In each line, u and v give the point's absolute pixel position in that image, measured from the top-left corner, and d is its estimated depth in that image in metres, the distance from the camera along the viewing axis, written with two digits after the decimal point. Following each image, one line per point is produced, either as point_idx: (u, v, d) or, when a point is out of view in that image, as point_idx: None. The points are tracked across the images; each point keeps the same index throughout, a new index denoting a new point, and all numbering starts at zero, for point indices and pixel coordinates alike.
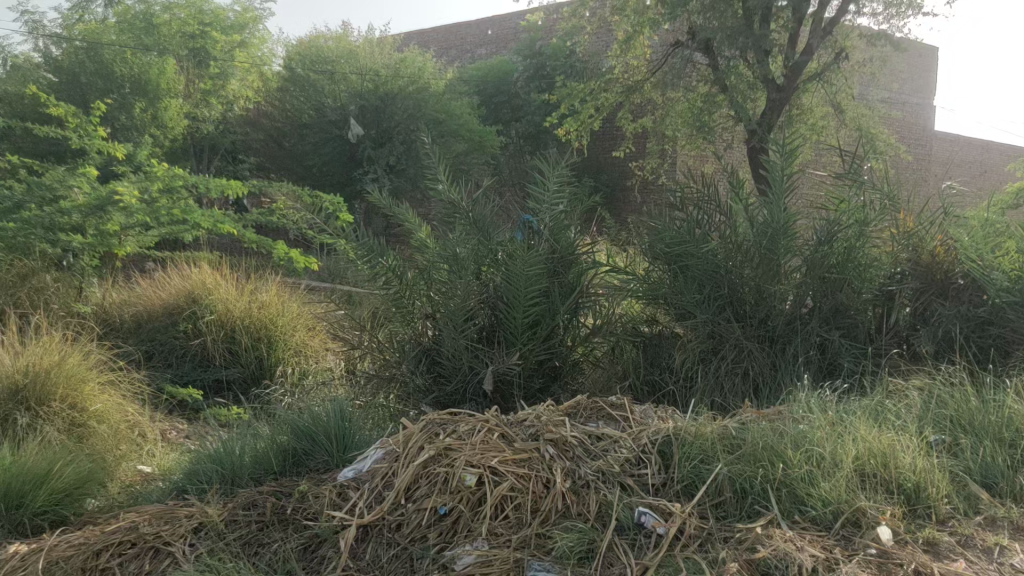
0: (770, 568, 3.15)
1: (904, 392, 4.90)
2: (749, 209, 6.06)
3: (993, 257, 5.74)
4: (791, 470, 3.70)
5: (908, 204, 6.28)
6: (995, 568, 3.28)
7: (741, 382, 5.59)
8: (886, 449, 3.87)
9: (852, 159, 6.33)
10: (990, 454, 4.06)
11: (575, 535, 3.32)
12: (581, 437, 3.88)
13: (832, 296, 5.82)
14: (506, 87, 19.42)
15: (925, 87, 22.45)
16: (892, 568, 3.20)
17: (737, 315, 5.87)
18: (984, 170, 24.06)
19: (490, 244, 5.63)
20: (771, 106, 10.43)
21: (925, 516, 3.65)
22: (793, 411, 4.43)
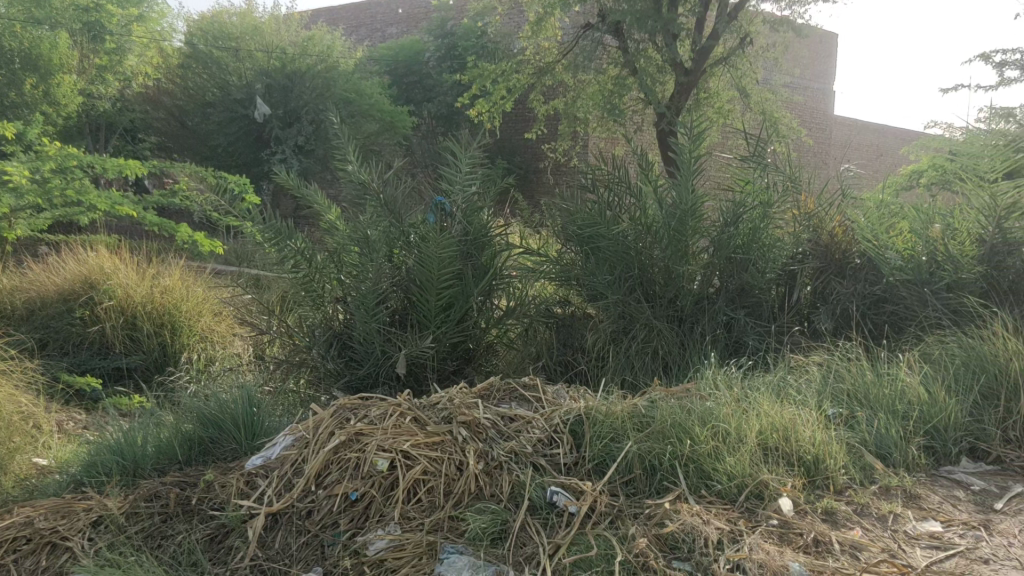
0: (677, 542, 3.25)
1: (805, 368, 5.08)
2: (659, 191, 6.12)
3: (887, 237, 5.98)
4: (698, 446, 3.80)
5: (808, 186, 6.44)
6: (889, 535, 3.45)
7: (651, 360, 5.75)
8: (787, 424, 4.00)
9: (756, 141, 6.46)
10: (883, 426, 4.25)
11: (488, 516, 3.33)
12: (495, 419, 3.88)
13: (737, 276, 6.00)
14: (418, 68, 19.18)
15: (825, 73, 23.21)
16: (793, 539, 3.34)
17: (647, 295, 6.01)
18: (879, 154, 25.06)
19: (401, 226, 5.57)
20: (681, 89, 10.59)
21: (824, 487, 3.81)
22: (700, 389, 4.54)
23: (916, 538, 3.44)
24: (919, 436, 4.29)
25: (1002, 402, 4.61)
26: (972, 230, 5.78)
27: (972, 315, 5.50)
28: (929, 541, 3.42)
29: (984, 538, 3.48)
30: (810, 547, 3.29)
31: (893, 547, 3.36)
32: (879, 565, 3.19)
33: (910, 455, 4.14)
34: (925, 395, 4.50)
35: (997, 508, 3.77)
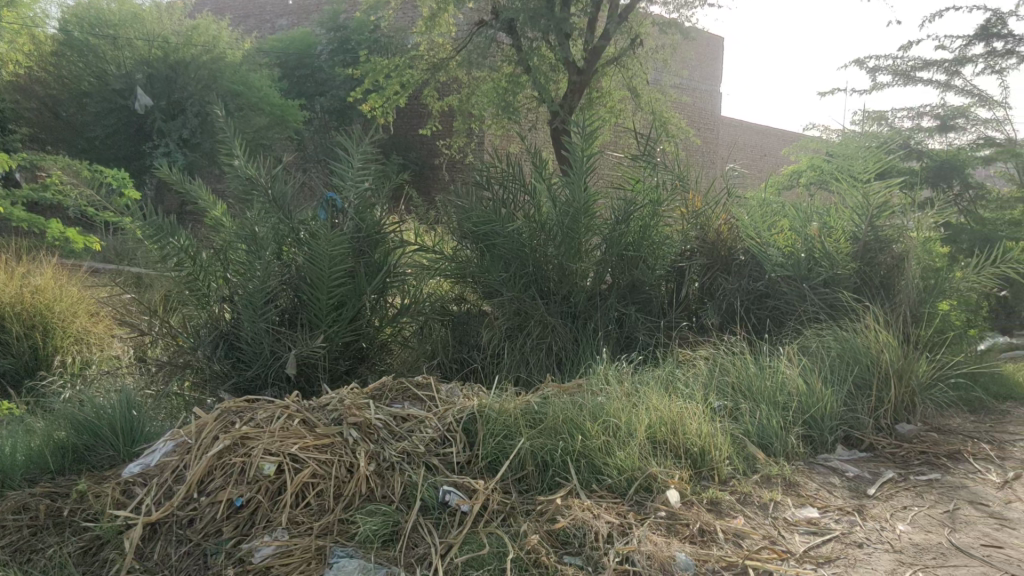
0: (568, 537, 3.29)
1: (692, 362, 5.22)
2: (552, 189, 6.17)
3: (769, 235, 6.22)
4: (589, 441, 3.87)
5: (696, 184, 6.58)
6: (770, 522, 3.59)
7: (545, 357, 5.84)
8: (675, 417, 4.10)
9: (647, 140, 6.58)
10: (764, 417, 4.42)
11: (379, 519, 3.29)
12: (386, 419, 3.82)
13: (628, 273, 6.14)
14: (309, 61, 18.78)
15: (712, 75, 23.94)
16: (679, 529, 3.44)
17: (542, 292, 6.08)
18: (763, 154, 26.04)
19: (291, 223, 5.43)
20: (573, 88, 10.70)
21: (709, 478, 3.94)
22: (591, 384, 4.61)
23: (795, 525, 3.59)
24: (798, 426, 4.48)
25: (873, 391, 4.86)
26: (847, 228, 6.05)
27: (847, 309, 5.76)
28: (807, 527, 3.57)
29: (858, 522, 3.66)
30: (695, 536, 3.39)
31: (773, 533, 3.49)
32: (760, 552, 3.32)
33: (789, 444, 4.32)
34: (804, 386, 4.68)
35: (869, 493, 3.97)
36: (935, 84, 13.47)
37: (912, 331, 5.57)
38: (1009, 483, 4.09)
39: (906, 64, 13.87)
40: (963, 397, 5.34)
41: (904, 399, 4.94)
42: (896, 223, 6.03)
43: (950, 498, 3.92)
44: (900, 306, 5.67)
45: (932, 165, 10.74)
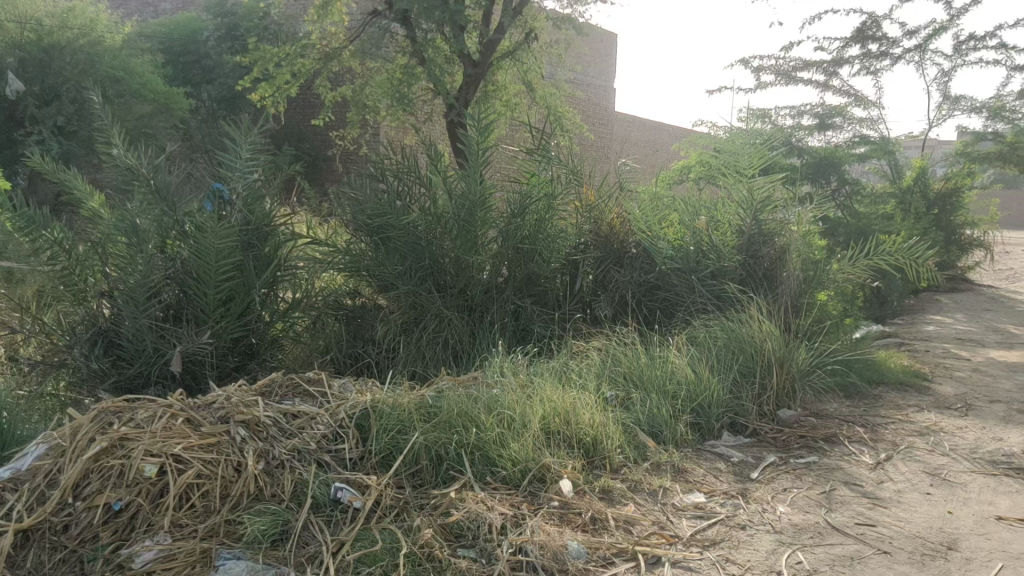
0: (462, 530, 3.30)
1: (586, 352, 5.31)
2: (448, 181, 6.13)
3: (659, 228, 6.37)
4: (484, 433, 3.87)
5: (590, 178, 6.70)
6: (659, 508, 3.68)
7: (441, 350, 5.85)
8: (568, 408, 4.16)
9: (541, 134, 6.62)
10: (654, 405, 4.53)
11: (268, 518, 3.22)
12: (276, 416, 3.72)
13: (524, 266, 6.20)
14: (196, 47, 18.05)
15: (606, 71, 24.34)
16: (572, 518, 3.49)
17: (438, 285, 6.05)
18: (655, 149, 26.67)
19: (175, 214, 5.22)
20: (468, 81, 10.66)
21: (601, 466, 4.02)
22: (486, 377, 4.62)
23: (683, 510, 3.69)
24: (686, 414, 4.62)
25: (757, 378, 5.05)
26: (733, 221, 6.25)
27: (733, 300, 5.96)
28: (694, 512, 3.68)
29: (742, 505, 3.80)
30: (587, 525, 3.45)
31: (662, 519, 3.59)
32: (649, 537, 3.40)
33: (678, 431, 4.45)
34: (691, 375, 4.82)
35: (752, 477, 4.12)
36: (814, 83, 14.10)
37: (793, 321, 5.81)
38: (880, 463, 4.32)
39: (787, 64, 14.46)
40: (840, 383, 5.61)
41: (786, 385, 5.15)
42: (778, 217, 6.28)
43: (827, 480, 4.11)
44: (782, 296, 5.91)
45: (812, 161, 11.22)
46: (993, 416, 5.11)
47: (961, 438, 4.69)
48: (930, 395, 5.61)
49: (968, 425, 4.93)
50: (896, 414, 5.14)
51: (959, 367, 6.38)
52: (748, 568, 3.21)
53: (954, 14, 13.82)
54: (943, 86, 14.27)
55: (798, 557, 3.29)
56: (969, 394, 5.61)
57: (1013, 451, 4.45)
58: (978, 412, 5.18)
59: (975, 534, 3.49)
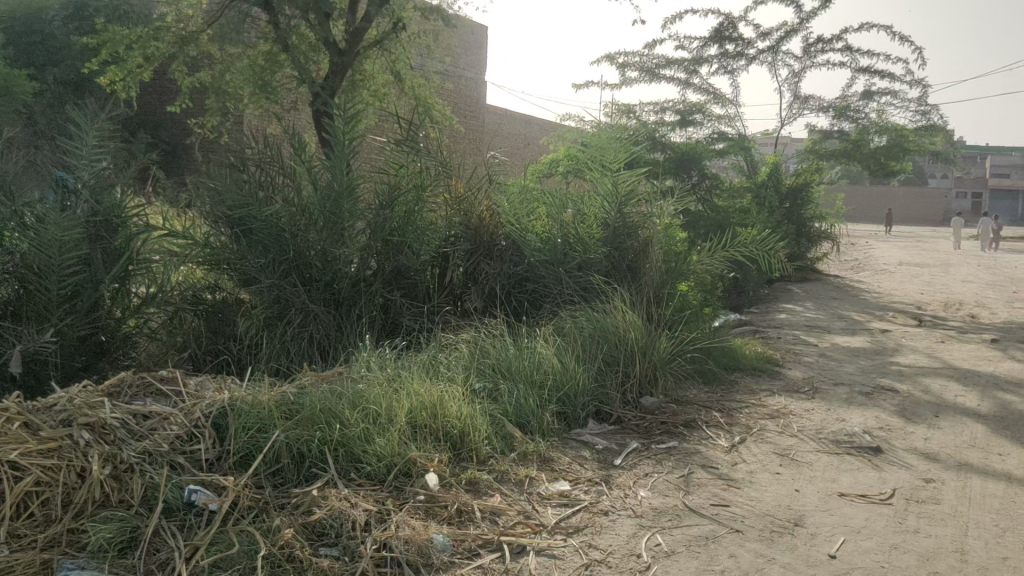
0: (325, 528, 3.22)
1: (455, 344, 5.30)
2: (313, 172, 6.04)
3: (527, 220, 6.43)
4: (348, 429, 3.81)
5: (460, 168, 6.58)
6: (525, 498, 3.72)
7: (306, 345, 5.69)
8: (436, 400, 4.13)
9: (409, 124, 6.55)
10: (521, 396, 4.57)
11: (115, 525, 3.06)
12: (124, 417, 3.51)
13: (392, 259, 6.12)
14: (40, 26, 17.05)
15: (478, 63, 24.40)
16: (438, 511, 3.48)
17: (303, 279, 5.89)
18: (526, 142, 26.98)
19: (13, 205, 4.94)
20: (335, 70, 10.34)
21: (468, 459, 4.03)
22: (352, 371, 4.53)
23: (548, 498, 3.74)
24: (553, 403, 4.69)
25: (621, 367, 5.18)
26: (598, 214, 6.35)
27: (598, 291, 6.08)
28: (558, 500, 3.74)
29: (605, 491, 3.89)
30: (453, 517, 3.44)
31: (528, 508, 3.62)
32: (514, 527, 3.43)
33: (545, 421, 4.51)
34: (558, 364, 4.89)
35: (616, 463, 4.23)
36: (677, 81, 14.56)
37: (655, 310, 5.98)
38: (734, 446, 4.51)
39: (650, 61, 14.88)
40: (699, 370, 5.83)
41: (648, 373, 5.30)
42: (642, 211, 6.42)
43: (685, 463, 4.26)
44: (645, 287, 6.06)
45: (673, 157, 11.58)
46: (836, 398, 5.43)
47: (808, 420, 4.96)
48: (781, 379, 5.91)
49: (814, 407, 5.22)
50: (750, 398, 5.39)
51: (806, 352, 6.75)
52: (610, 552, 3.28)
53: (803, 17, 14.57)
54: (794, 86, 15.03)
55: (656, 539, 3.40)
56: (815, 378, 5.95)
57: (854, 430, 4.74)
58: (823, 395, 5.50)
59: (820, 510, 3.69)
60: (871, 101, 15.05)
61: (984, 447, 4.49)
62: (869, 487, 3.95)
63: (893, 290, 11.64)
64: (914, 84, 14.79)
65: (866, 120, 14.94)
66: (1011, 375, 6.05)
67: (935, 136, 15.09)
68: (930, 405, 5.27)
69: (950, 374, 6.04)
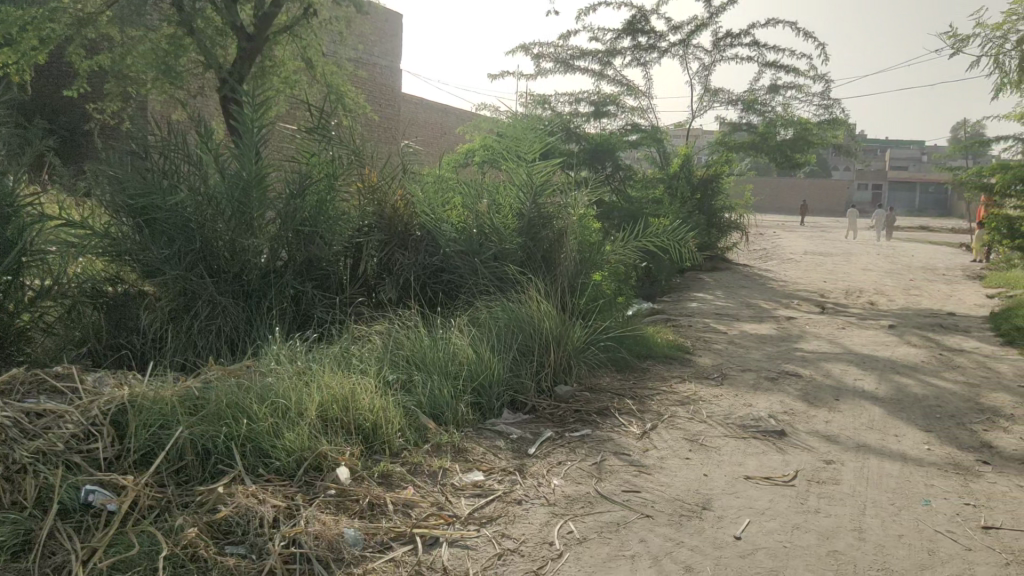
0: (231, 527, 3.14)
1: (368, 336, 5.23)
2: (220, 160, 5.86)
3: (441, 210, 6.36)
4: (256, 424, 3.71)
5: (374, 157, 6.46)
6: (438, 489, 3.70)
7: (214, 339, 5.56)
8: (348, 393, 4.07)
9: (321, 112, 6.43)
10: (435, 387, 4.54)
11: (6, 528, 2.93)
12: (16, 416, 3.37)
13: (304, 249, 6.01)
14: None
15: (394, 51, 24.17)
16: (349, 505, 3.43)
17: (211, 270, 5.73)
18: (442, 131, 26.86)
19: None
20: (242, 56, 10.08)
21: (380, 451, 3.98)
22: (260, 365, 4.42)
23: (461, 489, 3.73)
24: (467, 394, 4.67)
25: (536, 356, 5.21)
26: (513, 204, 6.30)
27: (513, 282, 6.00)
28: (472, 490, 3.73)
29: (518, 480, 3.90)
30: (364, 511, 3.40)
31: (441, 500, 3.60)
32: (427, 519, 3.40)
33: (458, 412, 4.50)
34: (471, 354, 4.87)
35: (530, 453, 4.24)
36: (591, 72, 14.69)
37: (569, 300, 6.01)
38: (646, 432, 4.58)
39: (565, 53, 14.97)
40: (612, 359, 5.90)
41: (562, 362, 5.35)
42: (557, 202, 6.36)
43: (598, 450, 4.31)
44: (559, 278, 6.07)
45: (588, 147, 11.58)
46: (743, 383, 5.58)
47: (717, 406, 5.08)
48: (691, 366, 6.04)
49: (723, 393, 5.35)
50: (662, 385, 5.49)
51: (716, 340, 6.92)
52: (523, 541, 3.29)
53: (712, 12, 14.87)
54: (704, 79, 15.34)
55: (569, 527, 3.42)
56: (724, 364, 6.10)
57: (760, 414, 4.88)
58: (731, 380, 5.65)
59: (727, 493, 3.78)
60: (777, 95, 15.48)
61: (881, 429, 4.67)
62: (774, 469, 4.07)
63: (798, 278, 12.04)
64: (817, 80, 15.26)
65: (773, 114, 15.36)
66: (907, 359, 6.31)
67: (837, 130, 15.61)
68: (832, 389, 5.46)
69: (850, 359, 6.27)
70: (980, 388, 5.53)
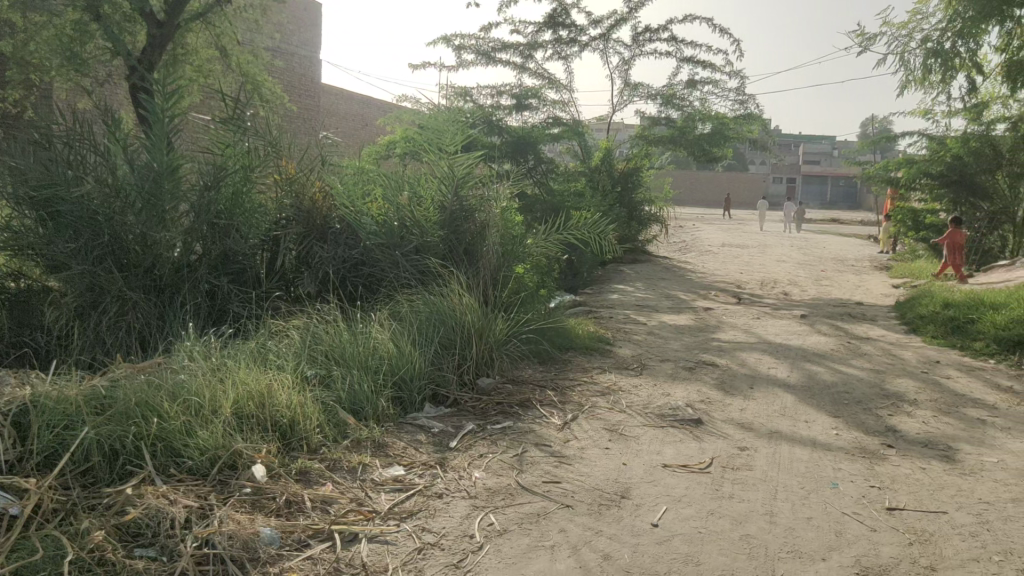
0: (140, 529, 3.04)
1: (285, 332, 5.13)
2: (129, 151, 5.72)
3: (363, 204, 6.17)
4: (167, 423, 3.60)
5: (292, 148, 6.37)
6: (357, 485, 3.65)
7: (124, 335, 5.51)
8: (264, 390, 3.99)
9: (236, 103, 6.33)
10: (354, 382, 4.48)
11: None
12: None
13: (219, 242, 5.92)
14: None
15: (313, 40, 23.71)
16: (265, 503, 3.36)
17: (120, 265, 5.66)
18: (363, 122, 26.50)
19: None
20: (152, 43, 9.74)
21: (299, 448, 3.90)
22: (172, 361, 4.31)
23: (382, 484, 3.69)
24: (388, 389, 4.62)
25: (457, 349, 5.19)
26: (435, 197, 6.17)
27: (435, 275, 5.92)
28: (393, 485, 3.70)
29: (439, 474, 3.88)
30: (281, 509, 3.34)
31: (360, 495, 3.56)
32: (346, 515, 3.35)
33: (379, 407, 4.44)
34: (392, 349, 4.82)
35: (451, 446, 4.23)
36: (512, 65, 14.70)
37: (491, 293, 6.00)
38: (566, 423, 4.62)
39: (487, 45, 14.94)
40: (534, 351, 5.93)
41: (484, 355, 5.34)
42: (480, 194, 6.30)
43: (519, 443, 4.32)
44: (483, 272, 6.01)
45: (510, 140, 11.55)
46: (662, 373, 5.68)
47: (635, 395, 5.16)
48: (611, 357, 6.12)
49: (642, 383, 5.44)
50: (583, 376, 5.55)
51: (636, 331, 7.02)
52: (443, 535, 3.27)
53: (632, 7, 15.03)
54: (624, 73, 15.52)
55: (490, 519, 3.42)
56: (643, 355, 6.19)
57: (678, 404, 4.97)
58: (650, 370, 5.74)
59: (645, 481, 3.84)
60: (695, 90, 15.76)
61: (792, 415, 4.82)
62: (690, 457, 4.15)
63: (716, 269, 12.30)
64: (733, 75, 15.59)
65: (691, 109, 15.65)
66: (818, 348, 6.52)
67: (753, 124, 15.99)
68: (746, 378, 5.60)
69: (764, 348, 6.45)
70: (885, 374, 5.75)
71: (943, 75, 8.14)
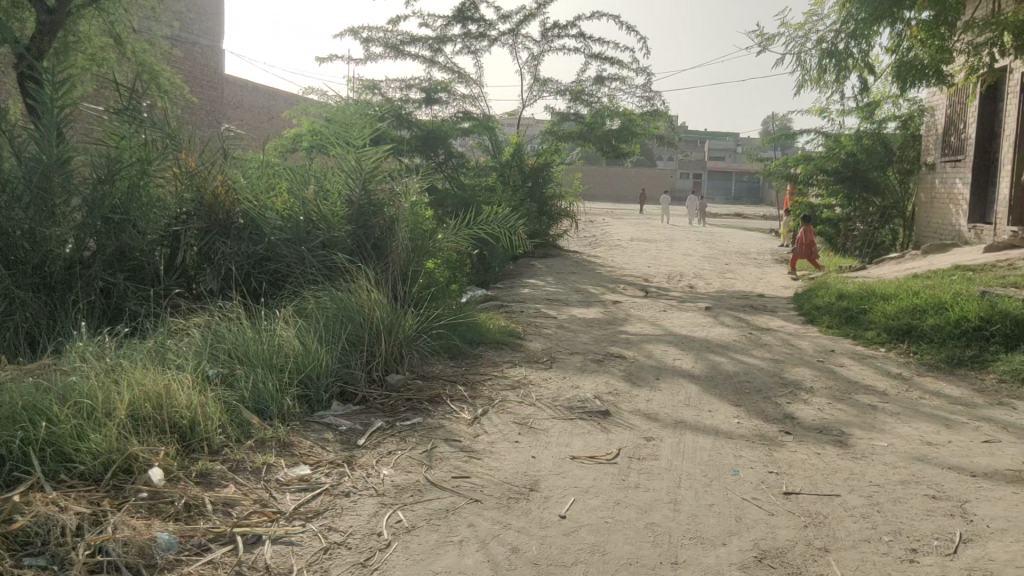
0: (28, 537, 2.89)
1: (186, 330, 4.97)
2: (16, 143, 5.66)
3: (266, 198, 6.01)
4: (57, 427, 3.45)
5: (192, 140, 6.13)
6: (261, 486, 3.57)
7: (11, 335, 5.34)
8: (162, 391, 3.85)
9: (131, 93, 6.11)
10: (258, 381, 4.38)
11: None
12: None
13: (114, 239, 5.74)
14: None
15: (215, 29, 23.03)
16: (164, 507, 3.24)
17: (7, 262, 5.47)
18: (268, 115, 25.89)
19: None
20: (41, 30, 9.30)
21: (199, 449, 3.79)
22: (63, 362, 4.14)
23: (287, 485, 3.62)
24: (293, 387, 4.52)
25: (365, 346, 5.12)
26: (341, 191, 6.02)
27: (342, 271, 5.82)
28: (298, 485, 3.63)
29: (347, 472, 3.82)
30: (180, 513, 3.23)
31: (264, 496, 3.48)
32: (249, 517, 3.27)
33: (284, 406, 4.36)
34: (298, 346, 4.72)
35: (359, 444, 4.17)
36: (421, 58, 14.61)
37: (400, 289, 5.94)
38: (476, 418, 4.61)
39: (395, 38, 14.80)
40: (446, 346, 5.88)
41: (393, 351, 5.29)
42: (389, 188, 6.19)
43: (428, 438, 4.29)
44: (391, 267, 5.94)
45: (419, 134, 11.48)
46: (571, 366, 5.74)
47: (545, 388, 5.19)
48: (521, 351, 6.14)
49: (551, 376, 5.48)
50: (492, 370, 5.56)
51: (546, 324, 7.06)
52: (350, 534, 3.22)
53: (541, 3, 15.12)
54: (534, 69, 15.61)
55: (397, 516, 3.39)
56: (552, 348, 6.24)
57: (586, 396, 5.03)
58: (559, 364, 5.79)
59: (554, 473, 3.87)
60: (603, 86, 15.97)
61: (696, 405, 4.93)
62: (598, 448, 4.20)
63: (624, 263, 12.50)
64: (640, 73, 15.87)
65: (600, 105, 15.86)
66: (721, 339, 6.69)
67: (659, 121, 16.31)
68: (653, 369, 5.71)
69: (670, 340, 6.58)
70: (784, 363, 5.94)
71: (836, 75, 8.47)
